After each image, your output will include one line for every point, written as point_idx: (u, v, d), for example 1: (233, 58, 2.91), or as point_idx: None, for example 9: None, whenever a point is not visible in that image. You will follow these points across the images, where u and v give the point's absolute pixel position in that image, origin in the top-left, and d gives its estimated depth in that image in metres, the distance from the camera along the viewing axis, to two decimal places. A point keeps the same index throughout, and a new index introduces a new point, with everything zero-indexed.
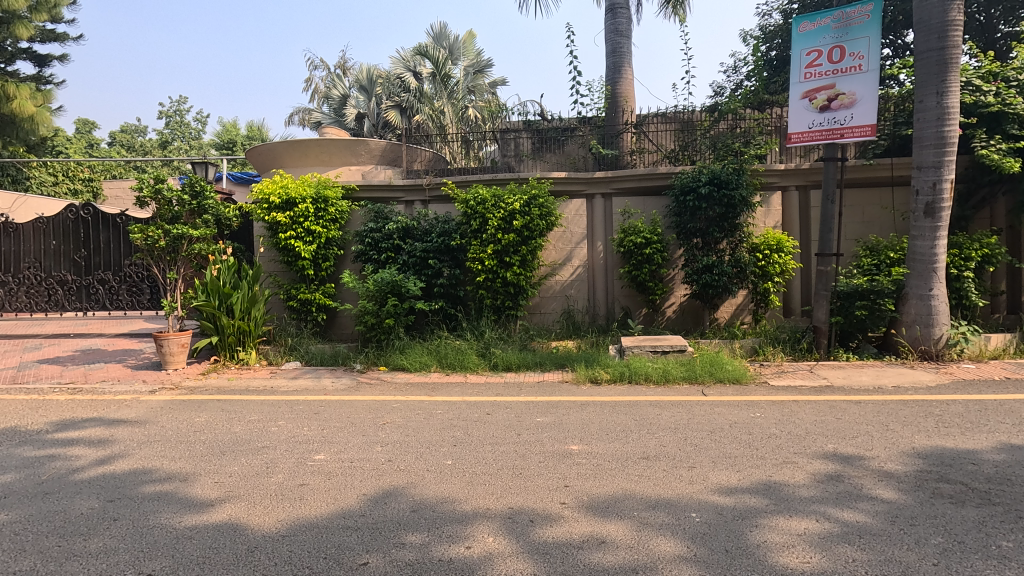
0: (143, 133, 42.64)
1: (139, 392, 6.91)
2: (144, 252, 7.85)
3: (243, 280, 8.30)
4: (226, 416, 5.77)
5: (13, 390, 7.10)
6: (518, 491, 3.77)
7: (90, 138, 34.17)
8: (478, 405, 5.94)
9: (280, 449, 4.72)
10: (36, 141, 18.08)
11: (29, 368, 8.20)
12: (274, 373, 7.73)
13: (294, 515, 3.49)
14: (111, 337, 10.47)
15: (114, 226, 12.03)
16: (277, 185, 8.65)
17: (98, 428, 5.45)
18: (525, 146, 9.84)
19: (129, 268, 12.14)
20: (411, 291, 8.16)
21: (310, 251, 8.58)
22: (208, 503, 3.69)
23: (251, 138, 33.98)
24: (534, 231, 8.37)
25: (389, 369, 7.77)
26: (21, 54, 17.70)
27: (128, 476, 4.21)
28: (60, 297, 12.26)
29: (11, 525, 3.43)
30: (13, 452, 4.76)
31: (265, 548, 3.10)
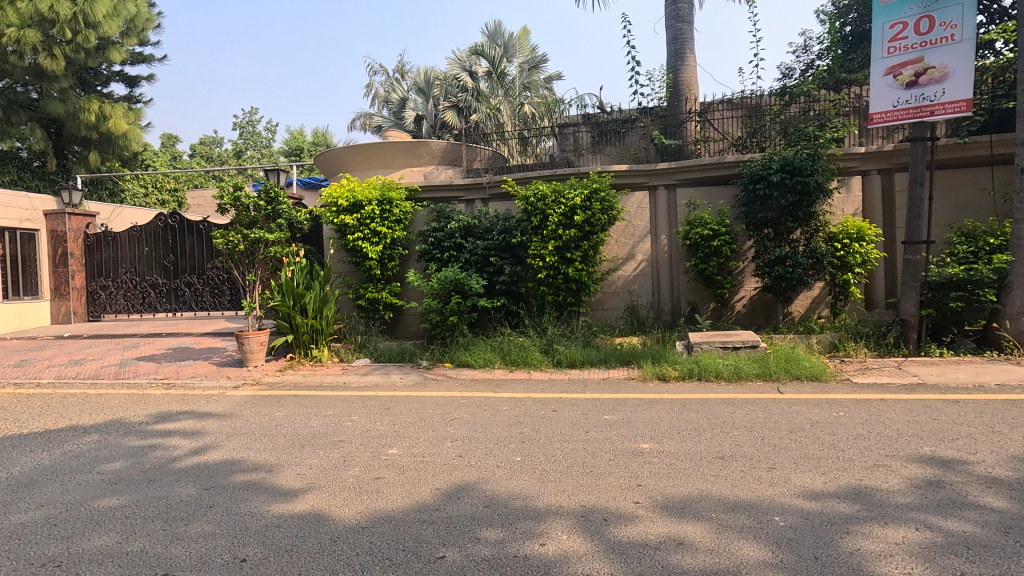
0: (220, 144, 45.42)
1: (225, 387, 7.39)
2: (226, 256, 8.37)
3: (315, 281, 8.69)
4: (304, 410, 6.07)
5: (117, 385, 7.77)
6: (589, 488, 3.74)
7: (173, 151, 36.78)
8: (544, 402, 5.95)
9: (356, 443, 4.90)
10: (130, 156, 19.63)
11: (129, 365, 8.94)
12: (345, 369, 8.03)
13: (373, 508, 3.62)
14: (197, 335, 11.23)
15: (198, 232, 12.91)
16: (345, 189, 9.01)
17: (191, 420, 5.86)
18: (584, 139, 9.71)
19: (211, 272, 13.08)
20: (474, 289, 8.24)
21: (376, 251, 8.86)
22: (293, 493, 3.90)
23: (316, 145, 35.50)
24: (596, 226, 8.28)
25: (454, 365, 7.91)
26: (115, 77, 19.25)
27: (219, 466, 4.50)
28: (153, 300, 13.34)
29: (122, 509, 3.75)
30: (121, 441, 5.20)
31: (348, 538, 3.22)
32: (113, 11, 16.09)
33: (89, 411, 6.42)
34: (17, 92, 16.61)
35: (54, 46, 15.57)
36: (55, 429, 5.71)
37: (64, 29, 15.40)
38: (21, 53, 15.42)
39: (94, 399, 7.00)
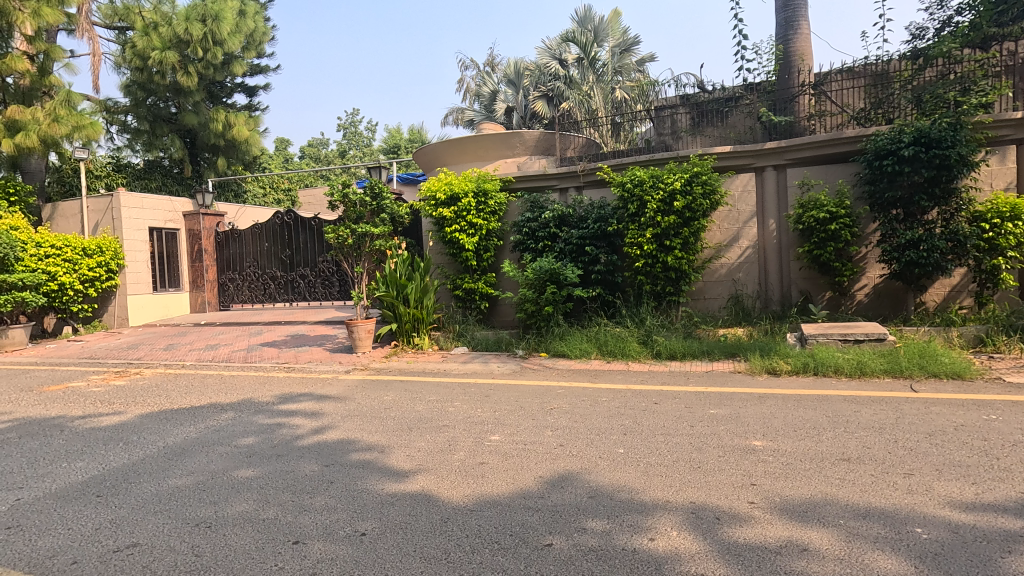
0: (327, 146, 48.67)
1: (338, 371, 7.96)
2: (336, 250, 8.95)
3: (416, 272, 9.06)
4: (410, 395, 6.37)
5: (246, 368, 8.63)
6: (699, 485, 3.59)
7: (287, 154, 39.99)
8: (644, 394, 5.79)
9: (459, 429, 5.07)
10: (251, 161, 21.58)
11: (256, 350, 9.89)
12: (445, 357, 8.33)
13: (479, 492, 3.71)
14: (312, 323, 12.17)
15: (310, 228, 13.90)
16: (442, 182, 9.26)
17: (310, 402, 6.36)
18: (683, 122, 9.29)
19: (322, 264, 14.02)
20: (569, 279, 8.18)
21: (472, 243, 9.06)
22: (405, 474, 4.11)
23: (413, 141, 36.97)
24: (696, 211, 7.91)
25: (550, 355, 7.93)
26: (238, 88, 21.16)
27: (337, 444, 4.84)
28: (273, 291, 14.61)
29: (258, 479, 4.15)
30: (252, 419, 5.77)
31: (458, 520, 3.34)
32: (236, 29, 17.65)
33: (225, 391, 7.18)
34: (160, 107, 18.79)
35: (189, 64, 17.38)
36: (199, 406, 6.44)
37: (196, 48, 17.14)
38: (163, 73, 17.46)
39: (228, 380, 7.81)
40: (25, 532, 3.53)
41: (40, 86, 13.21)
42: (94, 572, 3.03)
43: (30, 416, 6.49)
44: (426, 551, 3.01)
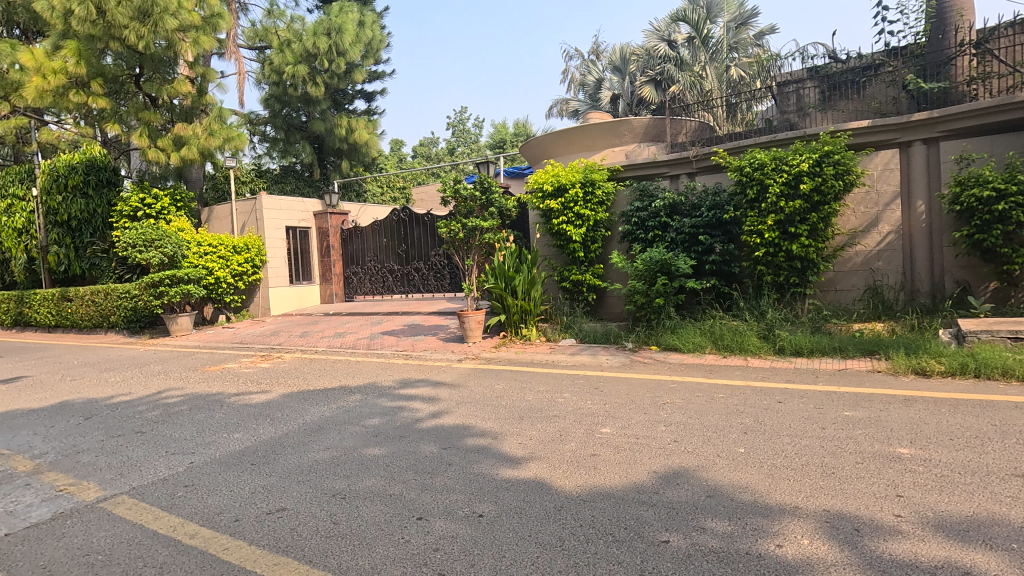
0: (436, 145, 50.96)
1: (451, 359, 8.34)
2: (448, 244, 9.35)
3: (524, 264, 9.18)
4: (520, 384, 6.52)
5: (370, 354, 9.33)
6: (833, 492, 3.30)
7: (400, 154, 42.51)
8: (766, 392, 5.43)
9: (569, 419, 5.09)
10: (370, 162, 23.19)
11: (377, 338, 10.66)
12: (553, 349, 8.39)
13: (591, 483, 3.71)
14: (426, 314, 12.86)
15: (423, 224, 14.70)
16: (549, 174, 9.26)
17: (427, 387, 6.74)
18: (810, 97, 8.52)
19: (435, 258, 14.80)
20: (681, 270, 7.84)
21: (580, 234, 9.00)
22: (518, 460, 4.21)
23: (518, 135, 37.52)
24: (827, 194, 7.22)
25: (661, 349, 7.69)
26: (358, 95, 22.84)
27: (453, 429, 5.09)
28: (391, 283, 15.63)
29: (384, 458, 4.49)
30: (377, 401, 6.24)
31: (571, 509, 3.37)
32: (357, 39, 18.84)
33: (352, 375, 7.83)
34: (293, 117, 20.78)
35: (317, 75, 19.06)
36: (331, 387, 7.09)
37: (323, 60, 18.70)
38: (296, 85, 19.29)
39: (354, 365, 8.50)
40: (198, 490, 4.12)
41: (198, 105, 15.14)
42: (251, 529, 3.46)
43: (198, 391, 7.54)
44: (541, 537, 3.07)
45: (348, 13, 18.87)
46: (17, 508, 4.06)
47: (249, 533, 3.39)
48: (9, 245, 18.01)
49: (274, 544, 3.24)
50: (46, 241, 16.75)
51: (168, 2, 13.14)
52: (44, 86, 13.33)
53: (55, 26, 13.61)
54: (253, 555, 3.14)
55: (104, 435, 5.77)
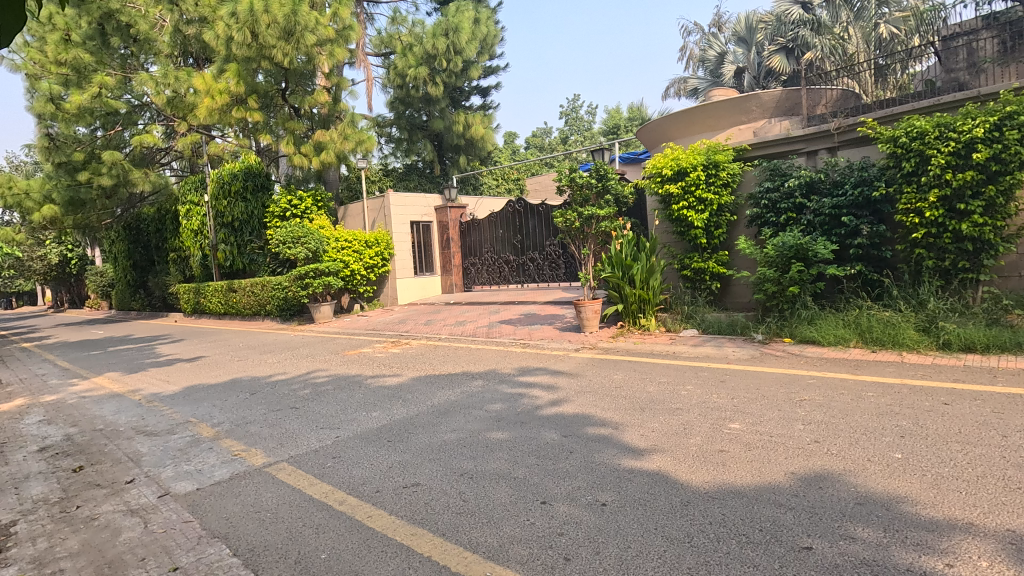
0: (549, 135, 51.34)
1: (568, 348, 8.37)
2: (564, 233, 9.37)
3: (642, 252, 8.92)
4: (640, 375, 6.38)
5: (489, 342, 9.66)
6: (1021, 511, 2.83)
7: (514, 146, 43.36)
8: (929, 392, 4.79)
9: (694, 413, 4.89)
10: (486, 156, 23.92)
11: (496, 327, 11.01)
12: (674, 339, 8.08)
13: (721, 479, 3.54)
14: (542, 303, 13.02)
15: (538, 214, 14.96)
16: (669, 158, 8.88)
17: (546, 376, 6.85)
18: (986, 50, 7.26)
19: (550, 248, 15.04)
20: (820, 255, 7.14)
21: (703, 219, 8.54)
22: (641, 451, 4.14)
23: (632, 120, 36.48)
24: (1009, 162, 6.15)
25: (796, 342, 7.10)
26: (474, 91, 23.64)
27: (574, 417, 5.12)
28: (507, 273, 16.08)
29: (507, 442, 4.64)
30: (498, 388, 6.46)
31: (699, 505, 3.24)
32: (474, 36, 19.25)
33: (474, 361, 8.17)
34: (415, 117, 22.08)
35: (436, 76, 20.02)
36: (455, 373, 7.47)
37: (442, 61, 19.60)
38: (417, 86, 20.37)
39: (476, 352, 8.87)
40: (344, 462, 4.57)
41: (334, 112, 16.54)
42: (391, 501, 3.76)
43: (340, 373, 8.34)
44: (667, 531, 3.00)
45: (464, 12, 19.51)
46: (204, 467, 4.80)
47: (389, 504, 3.70)
48: (189, 245, 21.12)
49: (410, 516, 3.50)
50: (216, 240, 19.47)
51: (308, 20, 14.61)
52: (212, 105, 15.31)
53: (219, 52, 15.55)
54: (392, 524, 3.42)
55: (267, 409, 6.61)
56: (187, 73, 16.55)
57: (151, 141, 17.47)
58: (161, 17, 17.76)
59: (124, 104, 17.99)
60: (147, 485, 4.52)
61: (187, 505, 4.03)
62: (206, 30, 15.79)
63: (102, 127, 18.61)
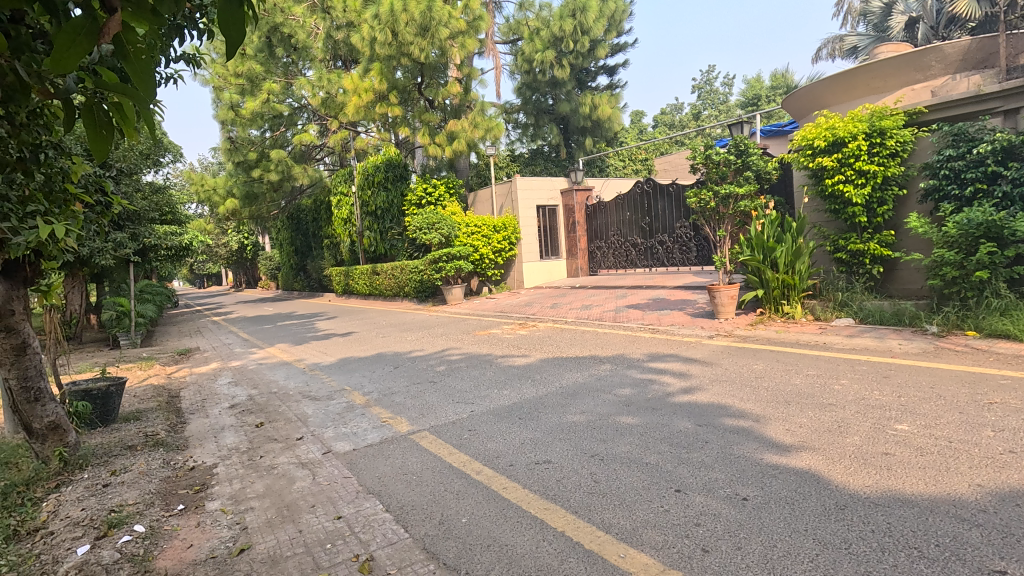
0: (679, 112, 48.86)
1: (701, 335, 7.97)
2: (698, 214, 8.91)
3: (787, 233, 8.18)
4: (784, 366, 5.90)
5: (617, 326, 9.51)
6: None
7: (641, 125, 41.95)
8: None
9: (850, 410, 4.41)
10: (612, 136, 23.41)
11: (622, 311, 10.82)
12: (824, 329, 7.33)
13: (885, 485, 3.18)
14: (671, 288, 12.51)
15: (669, 194, 14.44)
16: (821, 128, 7.98)
17: (677, 362, 6.60)
18: None
19: (680, 230, 14.39)
20: (1019, 234, 6.03)
21: (863, 195, 7.60)
22: (786, 447, 3.85)
23: (775, 88, 33.36)
24: None
25: (982, 335, 6.11)
26: (601, 70, 23.17)
27: (709, 407, 4.89)
28: (634, 257, 15.75)
29: (638, 427, 4.57)
30: (627, 373, 6.36)
31: (858, 510, 2.94)
32: (601, 14, 18.89)
33: (601, 345, 8.13)
34: (542, 102, 22.30)
35: (563, 57, 19.96)
36: (582, 356, 7.49)
37: (570, 42, 19.52)
38: (544, 70, 20.50)
39: (603, 336, 8.81)
40: (479, 435, 4.83)
41: (465, 102, 17.24)
42: (524, 475, 3.91)
43: (472, 351, 8.78)
44: (819, 534, 2.77)
45: None
46: (358, 431, 5.36)
47: (522, 478, 3.85)
48: (340, 232, 23.45)
49: (543, 491, 3.60)
50: (362, 228, 21.39)
51: (441, 15, 15.31)
52: (359, 103, 16.71)
53: (365, 53, 16.88)
54: (526, 497, 3.55)
55: (409, 381, 7.18)
56: (337, 75, 18.24)
57: (310, 139, 19.60)
58: (316, 25, 19.66)
59: (287, 107, 20.33)
60: (313, 442, 5.16)
61: (346, 463, 4.54)
62: (353, 34, 17.23)
63: (270, 129, 21.19)
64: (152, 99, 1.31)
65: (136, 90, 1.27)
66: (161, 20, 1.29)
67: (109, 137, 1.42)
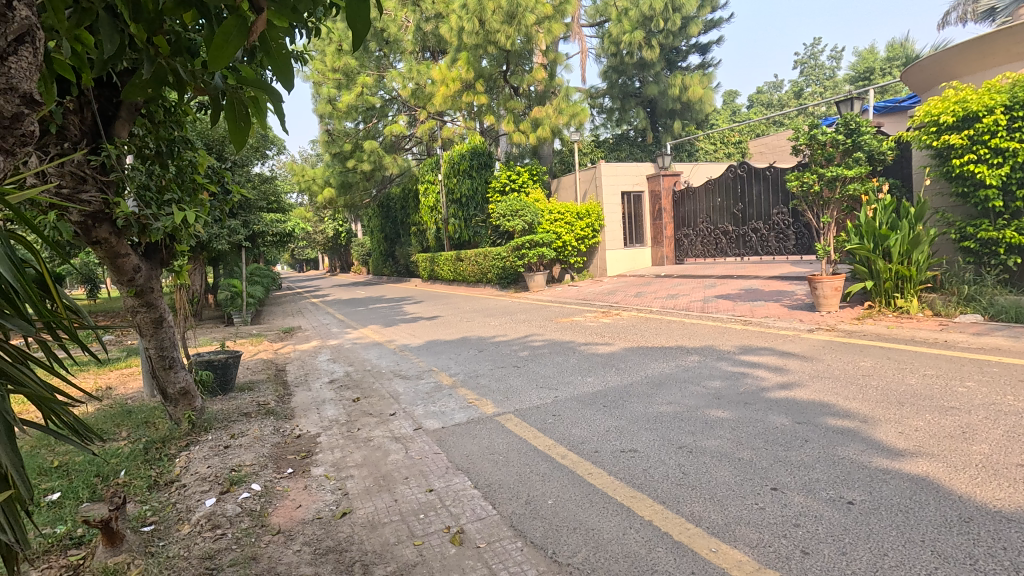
0: (778, 90, 45.74)
1: (799, 329, 7.48)
2: (799, 199, 8.35)
3: (903, 219, 7.47)
4: (896, 365, 5.41)
5: (706, 317, 9.14)
6: None
7: (734, 105, 39.69)
8: None
9: (977, 415, 3.98)
10: (702, 118, 22.35)
11: (712, 301, 10.38)
12: (945, 325, 6.64)
13: (1019, 500, 2.85)
14: (766, 278, 11.81)
15: (765, 178, 13.69)
16: (949, 101, 7.13)
17: (773, 356, 6.26)
18: None
19: (777, 217, 13.66)
20: None
21: (999, 176, 6.74)
22: (898, 452, 3.55)
23: (892, 60, 30.24)
24: None
25: None
26: (692, 48, 22.16)
27: (809, 404, 4.60)
28: (724, 245, 15.19)
29: (730, 421, 4.40)
30: (718, 365, 6.12)
31: (985, 524, 2.67)
32: None
33: (689, 336, 7.86)
34: (629, 85, 21.73)
35: (652, 38, 19.28)
36: (668, 346, 7.29)
37: (659, 21, 18.80)
38: (632, 52, 19.90)
39: (691, 327, 8.51)
40: (563, 420, 4.86)
41: (550, 88, 17.16)
42: (609, 461, 3.90)
43: (554, 338, 8.81)
44: (937, 546, 2.55)
45: None
46: (446, 410, 5.57)
47: (607, 465, 3.84)
48: (426, 219, 24.25)
49: (629, 479, 3.58)
50: (447, 216, 21.98)
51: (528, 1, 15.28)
52: (447, 93, 17.09)
53: (453, 44, 17.21)
54: (612, 484, 3.54)
55: (493, 365, 7.34)
56: (426, 67, 18.76)
57: (399, 130, 20.35)
58: (407, 19, 20.30)
59: (380, 100, 21.22)
60: (405, 418, 5.43)
61: (436, 439, 4.74)
62: (442, 25, 17.62)
63: (363, 120, 22.23)
64: (290, 85, 1.44)
65: (276, 78, 1.39)
66: (298, 15, 1.39)
67: (247, 127, 1.57)
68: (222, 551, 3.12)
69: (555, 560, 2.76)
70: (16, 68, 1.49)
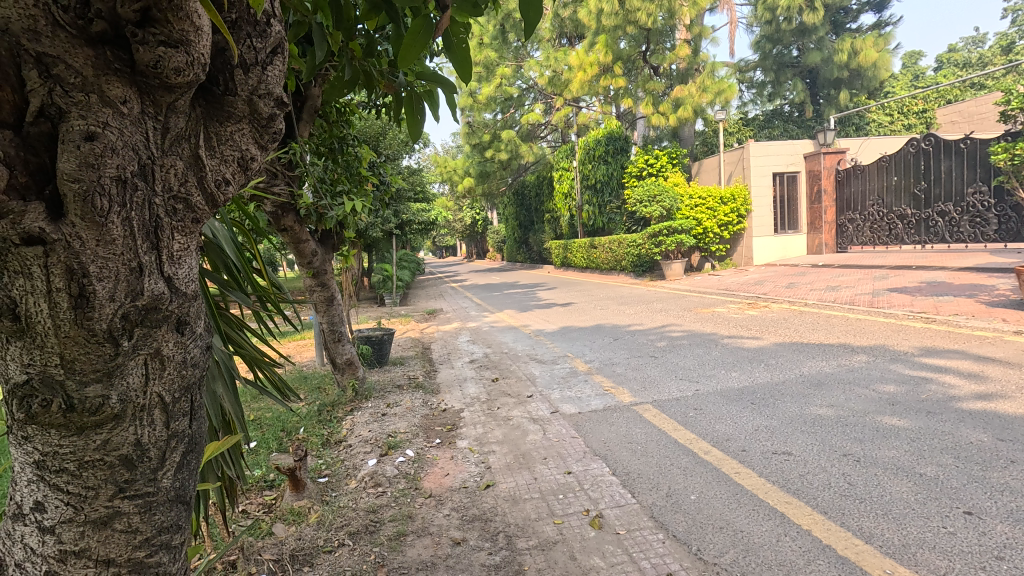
0: (977, 48, 38.53)
1: (1002, 330, 6.30)
2: (1007, 175, 6.95)
3: None
4: None
5: (875, 312, 8.08)
6: None
7: (917, 68, 34.07)
8: None
9: None
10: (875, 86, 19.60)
11: (882, 295, 9.13)
12: None
13: None
14: (954, 270, 10.12)
15: (958, 152, 11.72)
16: None
17: (965, 361, 5.35)
18: None
19: (971, 198, 11.61)
20: None
21: None
22: None
23: None
24: None
25: None
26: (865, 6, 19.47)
27: (1016, 419, 3.88)
28: (900, 232, 13.34)
29: (907, 431, 3.86)
30: (891, 367, 5.39)
31: None
32: None
33: (854, 333, 7.01)
34: (785, 55, 19.75)
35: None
36: (828, 344, 6.56)
37: None
38: (791, 17, 17.95)
39: (856, 323, 7.58)
40: (706, 415, 4.63)
41: (693, 65, 16.23)
42: (759, 462, 3.65)
43: (695, 329, 8.39)
44: None
45: None
46: (582, 395, 5.61)
47: (757, 465, 3.60)
48: (560, 206, 24.37)
49: (782, 483, 3.32)
50: (581, 202, 21.89)
51: None
52: (584, 78, 16.93)
53: (591, 27, 16.94)
54: (763, 486, 3.31)
55: (630, 354, 7.21)
56: (563, 53, 18.67)
57: (535, 118, 20.60)
58: None
59: (517, 89, 21.65)
60: (542, 401, 5.57)
61: (573, 424, 4.80)
62: (580, 9, 17.37)
63: (501, 111, 22.81)
64: (466, 78, 1.52)
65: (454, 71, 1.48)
66: (477, 10, 1.45)
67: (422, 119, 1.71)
68: (383, 506, 3.48)
69: (700, 558, 2.65)
70: (274, 76, 1.15)
